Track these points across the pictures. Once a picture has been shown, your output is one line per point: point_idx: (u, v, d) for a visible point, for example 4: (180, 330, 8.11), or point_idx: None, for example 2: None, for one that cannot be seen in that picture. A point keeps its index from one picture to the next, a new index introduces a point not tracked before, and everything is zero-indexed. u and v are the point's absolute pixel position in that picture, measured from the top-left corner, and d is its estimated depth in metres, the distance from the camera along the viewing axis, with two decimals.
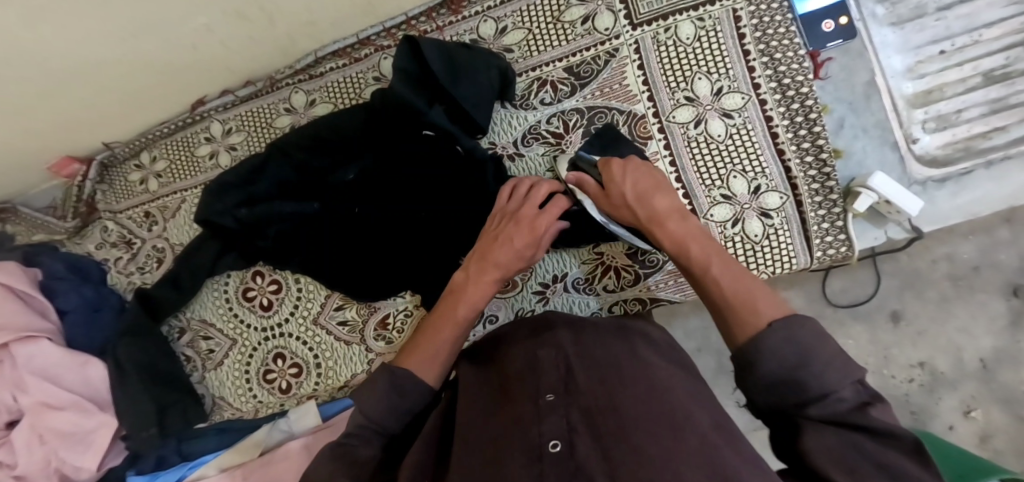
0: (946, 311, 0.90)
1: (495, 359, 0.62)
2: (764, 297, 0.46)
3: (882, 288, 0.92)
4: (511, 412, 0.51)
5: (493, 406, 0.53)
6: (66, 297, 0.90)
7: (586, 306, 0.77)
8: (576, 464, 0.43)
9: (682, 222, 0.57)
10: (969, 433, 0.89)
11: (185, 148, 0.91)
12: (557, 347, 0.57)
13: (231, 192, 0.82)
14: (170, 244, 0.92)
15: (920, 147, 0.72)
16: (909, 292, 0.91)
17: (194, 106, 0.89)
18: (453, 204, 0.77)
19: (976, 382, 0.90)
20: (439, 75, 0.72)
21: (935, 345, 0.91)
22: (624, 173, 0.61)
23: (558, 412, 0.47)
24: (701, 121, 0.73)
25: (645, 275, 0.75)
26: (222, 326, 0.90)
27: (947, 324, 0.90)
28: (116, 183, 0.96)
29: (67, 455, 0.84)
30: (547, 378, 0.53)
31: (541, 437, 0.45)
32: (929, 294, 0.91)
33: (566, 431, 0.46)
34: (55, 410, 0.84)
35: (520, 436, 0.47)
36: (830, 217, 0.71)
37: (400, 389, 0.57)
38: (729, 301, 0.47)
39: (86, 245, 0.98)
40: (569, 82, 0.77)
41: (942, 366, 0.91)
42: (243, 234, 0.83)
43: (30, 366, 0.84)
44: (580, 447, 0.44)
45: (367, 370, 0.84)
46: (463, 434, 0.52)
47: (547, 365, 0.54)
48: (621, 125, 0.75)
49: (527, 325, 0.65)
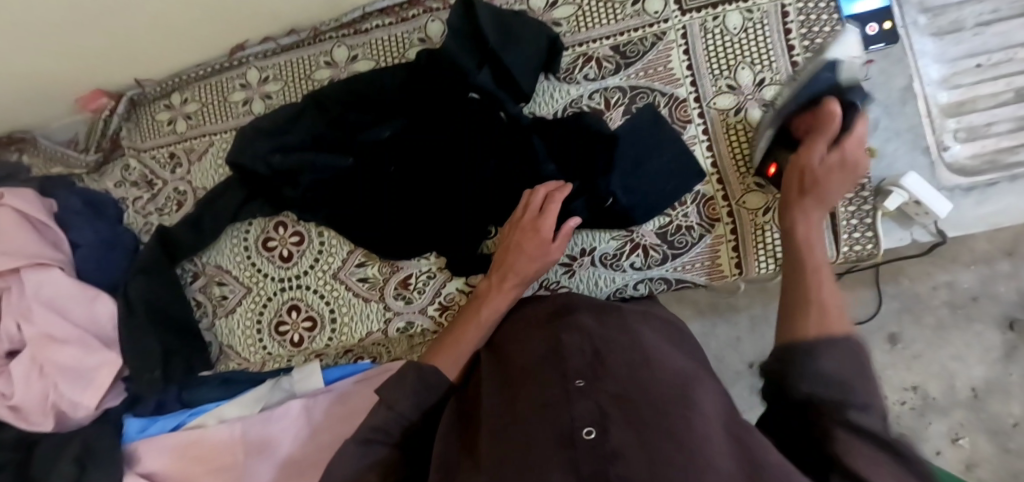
0: (942, 339, 1.00)
1: (510, 342, 0.64)
2: (835, 315, 0.50)
3: (886, 310, 1.01)
4: (538, 397, 0.50)
5: (518, 389, 0.53)
6: (81, 231, 0.89)
7: (612, 281, 0.76)
8: (612, 447, 0.42)
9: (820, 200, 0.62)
10: (956, 459, 0.98)
11: (219, 92, 0.91)
12: (581, 334, 0.57)
13: (271, 139, 0.82)
14: (193, 187, 0.91)
15: (950, 155, 0.73)
16: (908, 315, 1.01)
17: (234, 51, 0.89)
18: (488, 170, 0.76)
19: (966, 409, 0.98)
20: (490, 37, 0.73)
21: (927, 371, 1.00)
22: (839, 163, 0.62)
23: (585, 398, 0.47)
24: (741, 109, 0.75)
25: (673, 256, 0.75)
26: (238, 273, 0.89)
27: (942, 350, 1.00)
28: (143, 122, 0.94)
29: (65, 389, 0.82)
30: (574, 363, 0.52)
31: (573, 422, 0.45)
32: (926, 319, 1.01)
33: (597, 415, 0.45)
34: (57, 341, 0.82)
35: (548, 422, 0.47)
36: (860, 213, 0.72)
37: (425, 382, 0.61)
38: (813, 301, 0.52)
39: (105, 182, 0.96)
40: (614, 60, 0.78)
41: (933, 391, 1.00)
42: (271, 180, 0.82)
43: (37, 294, 0.82)
44: (613, 432, 0.43)
45: (382, 329, 0.83)
46: (490, 424, 0.51)
47: (571, 350, 0.54)
48: (661, 107, 0.76)
49: (549, 307, 0.66)
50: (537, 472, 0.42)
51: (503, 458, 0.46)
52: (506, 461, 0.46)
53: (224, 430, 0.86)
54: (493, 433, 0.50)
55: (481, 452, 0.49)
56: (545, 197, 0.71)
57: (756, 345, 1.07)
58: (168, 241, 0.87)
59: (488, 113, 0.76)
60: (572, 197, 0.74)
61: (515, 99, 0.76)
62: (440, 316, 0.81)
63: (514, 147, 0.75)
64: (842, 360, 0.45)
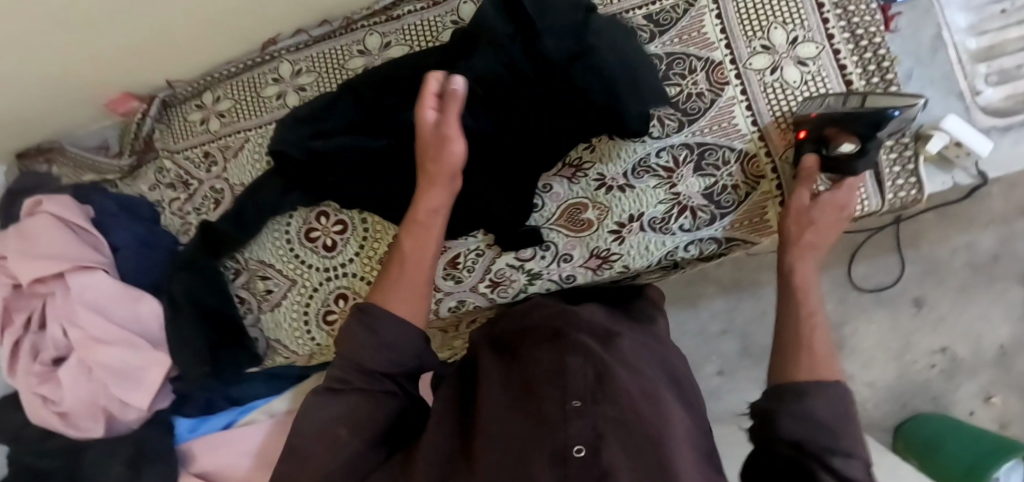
0: (970, 298, 1.17)
1: (515, 352, 0.67)
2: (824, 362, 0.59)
3: (908, 275, 1.18)
4: (537, 413, 0.56)
5: (521, 404, 0.58)
6: (120, 233, 0.88)
7: (662, 245, 0.77)
8: (601, 469, 0.49)
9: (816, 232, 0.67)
10: (989, 417, 1.15)
11: (252, 88, 0.90)
12: (585, 353, 0.60)
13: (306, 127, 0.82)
14: (230, 184, 0.91)
15: (983, 98, 0.76)
16: (929, 280, 1.18)
17: (266, 46, 0.90)
18: (534, 143, 0.76)
19: (994, 368, 1.15)
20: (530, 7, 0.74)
21: (952, 331, 1.17)
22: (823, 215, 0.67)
23: (582, 419, 0.53)
24: (777, 68, 0.76)
25: (720, 216, 0.76)
26: (282, 266, 0.89)
27: (968, 312, 1.17)
28: (175, 123, 0.94)
29: (116, 390, 0.82)
30: (574, 381, 0.56)
31: (567, 440, 0.51)
32: (949, 284, 1.17)
33: (590, 436, 0.51)
34: (103, 343, 0.82)
35: (546, 437, 0.53)
36: (902, 160, 0.73)
37: (373, 328, 0.64)
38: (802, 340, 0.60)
39: (137, 186, 0.95)
40: (648, 29, 0.79)
41: (961, 352, 1.17)
42: (304, 166, 0.82)
43: (82, 297, 0.82)
44: (604, 454, 0.50)
45: (434, 309, 0.84)
46: (487, 432, 0.58)
47: (575, 370, 0.58)
48: (699, 71, 0.78)
49: (551, 321, 0.68)
50: None
51: (500, 467, 0.53)
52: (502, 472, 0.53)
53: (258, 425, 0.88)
54: (492, 445, 0.56)
55: (478, 458, 0.56)
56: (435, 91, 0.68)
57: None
58: (212, 233, 0.86)
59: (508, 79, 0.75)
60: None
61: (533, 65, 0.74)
62: (491, 292, 0.81)
63: (536, 119, 0.75)
64: (826, 408, 0.54)
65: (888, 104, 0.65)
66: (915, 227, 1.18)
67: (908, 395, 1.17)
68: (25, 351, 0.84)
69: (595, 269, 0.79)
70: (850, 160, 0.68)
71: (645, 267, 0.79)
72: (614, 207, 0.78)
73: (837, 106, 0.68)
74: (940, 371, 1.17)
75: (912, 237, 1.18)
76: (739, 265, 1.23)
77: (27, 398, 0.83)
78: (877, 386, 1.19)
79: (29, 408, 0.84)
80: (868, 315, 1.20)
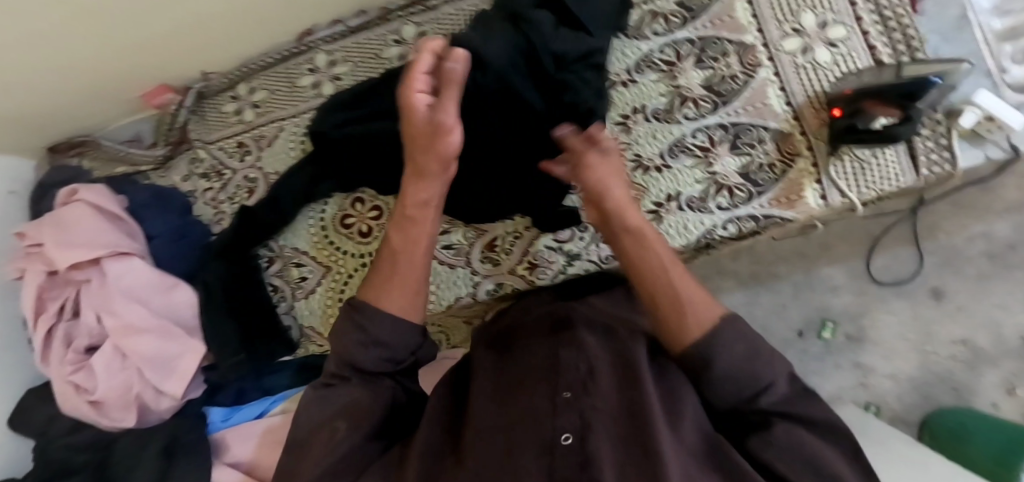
0: (986, 289, 1.13)
1: (512, 347, 0.70)
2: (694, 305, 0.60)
3: (926, 265, 1.15)
4: (527, 404, 0.60)
5: (514, 394, 0.62)
6: (155, 223, 0.89)
7: (699, 224, 0.78)
8: (586, 456, 0.53)
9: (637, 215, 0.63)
10: (1014, 408, 1.09)
11: (287, 78, 0.92)
12: (579, 348, 0.64)
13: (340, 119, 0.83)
14: (265, 173, 0.91)
15: (1010, 76, 0.77)
16: (947, 269, 1.14)
17: (302, 37, 0.92)
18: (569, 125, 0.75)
19: (1018, 359, 1.11)
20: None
21: (972, 322, 1.13)
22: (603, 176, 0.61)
23: (570, 411, 0.57)
24: (809, 50, 0.78)
25: (758, 194, 0.77)
26: (316, 254, 0.89)
27: (985, 300, 1.13)
28: (209, 115, 0.95)
29: (153, 378, 0.82)
30: (566, 376, 0.61)
31: (554, 430, 0.56)
32: (967, 271, 1.14)
33: (576, 425, 0.56)
34: (141, 331, 0.81)
35: (534, 427, 0.57)
36: (935, 136, 0.75)
37: (365, 327, 0.64)
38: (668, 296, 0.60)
39: (171, 177, 0.96)
40: (680, 14, 0.81)
41: (983, 343, 1.12)
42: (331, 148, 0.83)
43: (119, 284, 0.81)
44: (589, 441, 0.54)
45: (471, 293, 0.83)
46: (479, 419, 0.61)
47: (567, 365, 0.62)
48: (732, 54, 0.80)
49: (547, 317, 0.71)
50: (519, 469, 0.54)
51: (490, 453, 0.57)
52: (492, 458, 0.56)
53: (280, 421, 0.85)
54: (483, 433, 0.59)
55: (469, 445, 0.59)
56: (434, 60, 0.59)
57: (802, 310, 1.19)
58: (249, 218, 0.86)
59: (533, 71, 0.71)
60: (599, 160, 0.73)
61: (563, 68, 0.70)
62: (530, 274, 0.81)
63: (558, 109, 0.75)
64: (735, 348, 0.56)
65: (923, 72, 0.68)
66: (931, 218, 1.15)
67: (930, 387, 1.13)
68: (59, 339, 0.83)
69: None
70: (895, 125, 0.68)
71: (684, 246, 0.79)
72: (652, 188, 0.79)
73: (874, 80, 0.70)
74: (961, 361, 1.12)
75: (928, 229, 1.15)
76: (757, 258, 1.21)
77: (61, 387, 0.82)
78: (899, 379, 1.15)
79: (61, 398, 0.83)
80: (886, 306, 1.17)
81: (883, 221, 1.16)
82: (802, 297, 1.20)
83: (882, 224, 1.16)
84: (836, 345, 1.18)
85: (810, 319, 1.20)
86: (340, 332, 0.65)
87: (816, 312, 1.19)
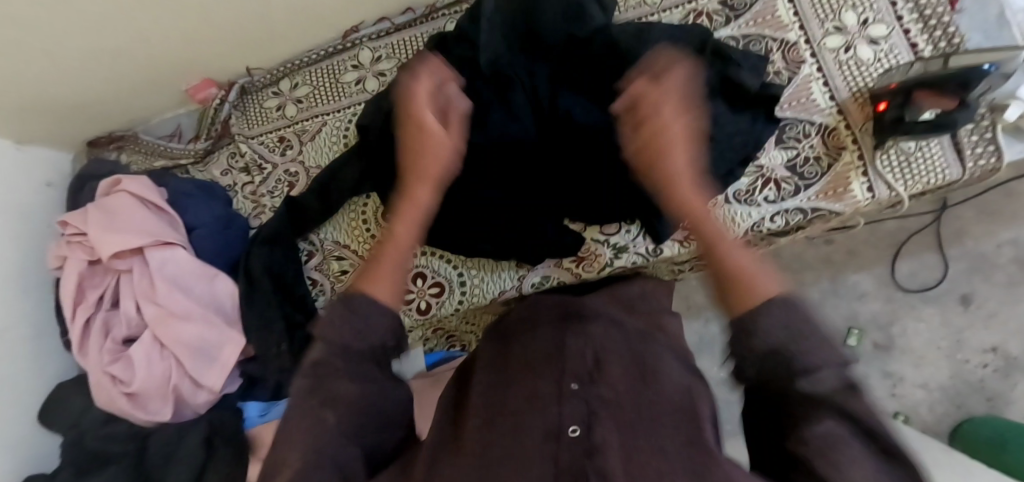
0: (1015, 295, 1.07)
1: (514, 334, 0.66)
2: (762, 276, 0.46)
3: (953, 271, 1.10)
4: (528, 391, 0.56)
5: (516, 379, 0.58)
6: (196, 213, 0.88)
7: (748, 216, 0.78)
8: (592, 444, 0.49)
9: (692, 185, 0.55)
10: None
11: (331, 74, 0.93)
12: (584, 339, 0.61)
13: (376, 106, 0.83)
14: (306, 167, 0.91)
15: None
16: (976, 275, 1.09)
17: (348, 33, 0.92)
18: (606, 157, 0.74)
19: None
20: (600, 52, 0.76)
21: (1004, 329, 1.07)
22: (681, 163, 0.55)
23: (576, 399, 0.53)
24: (850, 47, 0.79)
25: (805, 187, 0.78)
26: (358, 247, 0.88)
27: (1016, 307, 1.07)
28: (250, 110, 0.96)
29: (190, 367, 0.81)
30: (574, 363, 0.58)
31: (560, 420, 0.51)
32: (996, 277, 1.08)
33: (583, 415, 0.52)
34: (181, 319, 0.81)
35: (538, 415, 0.53)
36: (979, 129, 0.75)
37: (353, 310, 0.48)
38: (731, 276, 0.47)
39: (210, 171, 0.97)
40: (723, 13, 0.83)
41: (1014, 350, 1.06)
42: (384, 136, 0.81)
43: (162, 272, 0.82)
44: (595, 432, 0.50)
45: (516, 286, 0.83)
46: (482, 404, 0.56)
47: (573, 355, 0.59)
48: (774, 52, 0.81)
49: (554, 307, 0.68)
50: (523, 457, 0.49)
51: (488, 442, 0.51)
52: (490, 446, 0.51)
53: None
54: (481, 419, 0.54)
55: (467, 434, 0.54)
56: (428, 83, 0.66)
57: (829, 318, 1.13)
58: (297, 208, 0.87)
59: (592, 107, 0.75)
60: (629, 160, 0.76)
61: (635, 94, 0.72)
62: (576, 267, 0.81)
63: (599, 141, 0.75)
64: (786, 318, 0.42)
65: (976, 61, 0.70)
66: (957, 223, 1.10)
67: (963, 396, 1.07)
68: (97, 331, 0.84)
69: (683, 242, 0.79)
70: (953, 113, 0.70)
71: None
72: None
73: (920, 73, 0.72)
74: (991, 369, 1.06)
75: (954, 235, 1.10)
76: (782, 263, 1.16)
77: (98, 378, 0.82)
78: (930, 388, 1.09)
79: (97, 390, 0.83)
80: (915, 313, 1.11)
81: (906, 226, 1.11)
82: (830, 305, 1.14)
83: (907, 228, 1.11)
84: (864, 354, 1.12)
85: (836, 326, 1.14)
86: (324, 319, 0.48)
87: (843, 320, 1.13)
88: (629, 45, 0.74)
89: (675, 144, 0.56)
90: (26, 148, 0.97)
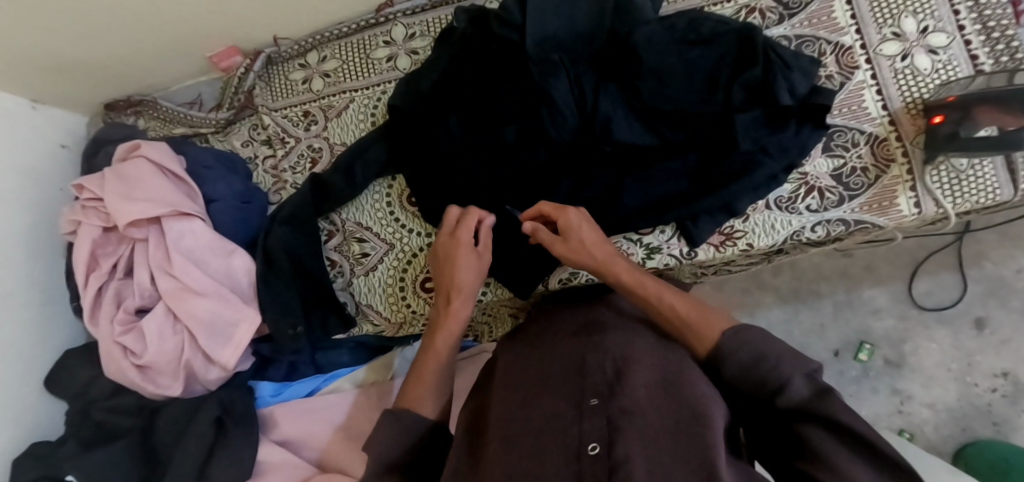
0: None
1: (536, 348, 0.65)
2: (711, 314, 0.58)
3: (970, 294, 1.06)
4: (547, 411, 0.54)
5: (530, 399, 0.57)
6: (215, 186, 0.86)
7: (788, 224, 0.76)
8: (614, 462, 0.46)
9: (624, 265, 0.66)
10: None
11: (361, 50, 0.89)
12: (604, 350, 0.58)
13: (405, 86, 0.81)
14: (331, 144, 0.88)
15: None
16: (991, 299, 1.05)
17: (381, 7, 0.87)
18: (630, 162, 0.76)
19: None
20: (640, 44, 0.72)
21: (1017, 356, 1.03)
22: (573, 229, 0.68)
23: (597, 416, 0.51)
24: (908, 55, 0.76)
25: (849, 198, 0.75)
26: (380, 230, 0.86)
27: None
28: (275, 81, 0.93)
29: (204, 344, 0.79)
30: (594, 378, 0.55)
31: (581, 439, 0.49)
32: (1013, 303, 1.05)
33: (605, 432, 0.49)
34: (197, 294, 0.79)
35: (558, 436, 0.51)
36: None
37: (395, 421, 0.58)
38: (682, 322, 0.59)
39: (231, 142, 0.95)
40: (777, 11, 0.80)
41: None
42: (416, 122, 0.82)
43: (180, 244, 0.79)
44: (617, 448, 0.47)
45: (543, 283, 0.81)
46: (499, 427, 0.56)
47: (593, 368, 0.56)
48: (828, 55, 0.78)
49: (576, 321, 0.67)
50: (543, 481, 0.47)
51: (507, 466, 0.51)
52: (510, 470, 0.50)
53: (336, 399, 0.87)
54: (501, 443, 0.54)
55: (485, 460, 0.53)
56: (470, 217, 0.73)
57: (841, 332, 1.11)
58: (321, 187, 0.84)
59: (626, 107, 0.74)
60: (671, 155, 0.75)
61: (673, 99, 0.72)
62: None
63: (628, 148, 0.74)
64: (740, 355, 0.51)
65: None
66: (976, 246, 1.07)
67: (968, 419, 1.04)
68: (110, 299, 0.82)
69: (719, 246, 0.77)
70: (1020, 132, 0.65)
71: (768, 247, 0.77)
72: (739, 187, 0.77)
73: (981, 86, 0.69)
74: (1000, 395, 1.03)
75: (974, 256, 1.07)
76: (800, 273, 1.14)
77: (108, 348, 0.81)
78: (936, 409, 1.06)
79: (107, 359, 0.81)
80: (929, 334, 1.08)
81: (928, 244, 1.09)
82: (843, 318, 1.11)
83: (928, 247, 1.09)
84: (874, 370, 1.09)
85: (847, 340, 1.11)
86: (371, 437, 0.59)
87: (854, 334, 1.11)
88: (670, 44, 0.73)
89: (592, 241, 0.68)
90: (40, 108, 0.94)
